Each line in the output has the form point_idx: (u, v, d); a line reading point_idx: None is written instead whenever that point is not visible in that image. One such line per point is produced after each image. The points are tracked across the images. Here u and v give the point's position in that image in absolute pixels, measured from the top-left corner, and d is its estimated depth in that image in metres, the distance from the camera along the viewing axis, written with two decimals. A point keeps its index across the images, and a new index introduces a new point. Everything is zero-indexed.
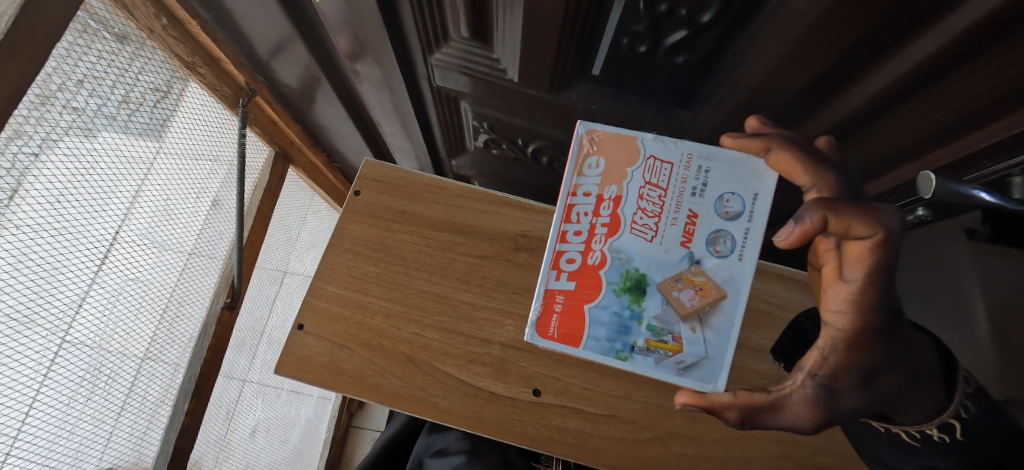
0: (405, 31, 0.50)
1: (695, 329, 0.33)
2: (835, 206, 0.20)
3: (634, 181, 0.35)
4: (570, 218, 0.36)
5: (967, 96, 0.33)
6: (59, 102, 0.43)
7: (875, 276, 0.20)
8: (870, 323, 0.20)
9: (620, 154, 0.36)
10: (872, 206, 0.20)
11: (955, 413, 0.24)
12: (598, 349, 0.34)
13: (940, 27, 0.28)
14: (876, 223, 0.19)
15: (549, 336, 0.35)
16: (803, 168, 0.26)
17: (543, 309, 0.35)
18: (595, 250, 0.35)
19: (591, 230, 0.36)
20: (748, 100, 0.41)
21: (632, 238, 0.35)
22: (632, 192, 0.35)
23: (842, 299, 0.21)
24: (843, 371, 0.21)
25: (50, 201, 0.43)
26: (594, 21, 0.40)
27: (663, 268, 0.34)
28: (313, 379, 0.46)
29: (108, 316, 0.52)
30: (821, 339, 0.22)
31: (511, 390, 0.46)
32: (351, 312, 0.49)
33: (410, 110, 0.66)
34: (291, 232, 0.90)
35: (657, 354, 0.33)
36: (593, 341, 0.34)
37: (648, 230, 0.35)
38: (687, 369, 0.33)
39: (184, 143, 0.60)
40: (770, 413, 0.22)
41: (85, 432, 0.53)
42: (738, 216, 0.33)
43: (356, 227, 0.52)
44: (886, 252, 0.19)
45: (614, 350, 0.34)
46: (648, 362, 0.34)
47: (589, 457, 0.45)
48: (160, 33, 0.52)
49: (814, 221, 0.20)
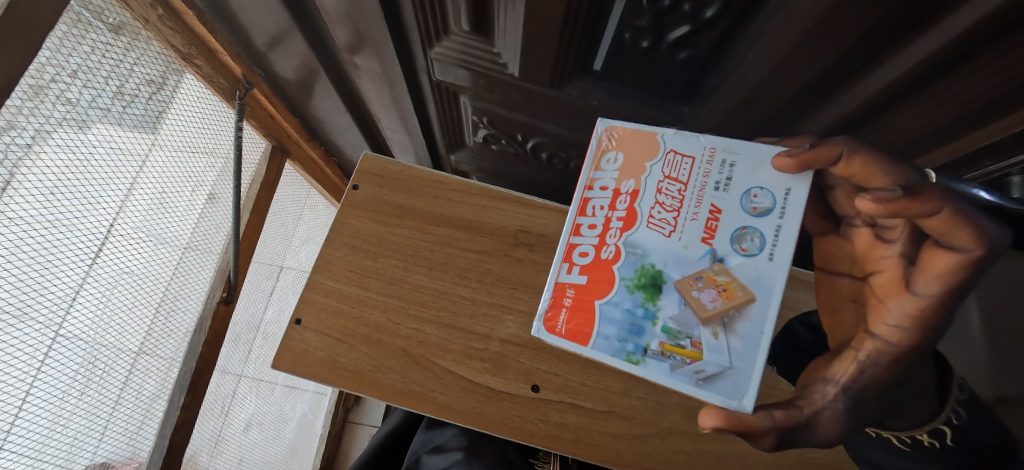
0: (405, 24, 0.49)
1: (718, 335, 0.30)
2: (948, 203, 0.21)
3: (653, 175, 0.35)
4: (586, 212, 0.37)
5: (969, 94, 0.33)
6: (53, 94, 0.43)
7: (947, 295, 0.21)
8: (922, 340, 0.22)
9: (638, 150, 0.37)
10: (985, 221, 0.21)
11: (946, 420, 0.23)
12: (606, 349, 0.32)
13: (944, 23, 0.28)
14: (982, 240, 0.21)
15: (556, 332, 0.34)
16: (884, 165, 0.25)
17: (553, 302, 0.35)
18: (609, 245, 0.35)
19: (607, 223, 0.36)
20: (751, 96, 0.41)
21: (648, 232, 0.34)
22: (652, 186, 0.35)
23: (903, 314, 0.22)
24: (872, 383, 0.24)
25: (43, 192, 0.43)
26: (596, 15, 0.39)
27: (681, 265, 0.32)
28: (311, 374, 0.45)
29: (103, 310, 0.51)
30: (863, 352, 0.24)
31: (510, 386, 0.46)
32: (349, 306, 0.48)
33: (409, 104, 0.66)
34: (288, 226, 0.90)
35: (672, 360, 0.30)
36: (602, 340, 0.32)
37: (666, 224, 0.34)
38: (708, 380, 0.29)
39: (180, 137, 0.60)
40: (804, 430, 0.27)
41: (79, 426, 0.52)
42: (768, 212, 0.31)
43: (355, 221, 0.51)
44: (972, 270, 0.21)
45: (625, 351, 0.31)
46: (662, 369, 0.30)
47: (587, 452, 0.45)
48: (156, 23, 0.51)
49: (918, 207, 0.22)
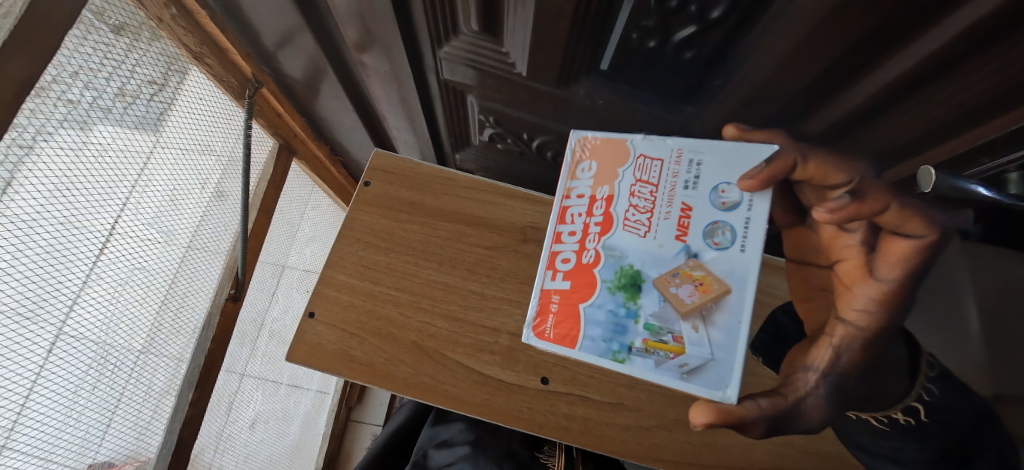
0: (415, 24, 0.50)
1: (698, 328, 0.30)
2: (899, 199, 0.23)
3: (625, 179, 0.37)
4: (565, 219, 0.38)
5: (969, 91, 0.34)
6: (55, 93, 0.43)
7: (907, 277, 0.23)
8: (889, 321, 0.23)
9: (610, 153, 0.38)
10: (935, 208, 0.23)
11: (916, 395, 0.23)
12: (593, 350, 0.33)
13: (943, 23, 0.30)
14: (932, 224, 0.23)
15: (546, 337, 0.35)
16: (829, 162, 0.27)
17: (541, 309, 0.36)
18: (589, 249, 0.36)
19: (585, 229, 0.37)
20: (755, 94, 0.42)
21: (625, 234, 0.35)
22: (624, 188, 0.36)
23: (869, 299, 0.24)
24: (851, 367, 0.24)
25: (45, 192, 0.43)
26: (604, 15, 0.40)
27: (658, 264, 0.33)
28: (324, 366, 0.46)
29: (107, 308, 0.52)
30: (837, 337, 0.25)
31: (519, 378, 0.47)
32: (362, 301, 0.48)
33: (416, 103, 0.67)
34: (292, 224, 0.91)
35: (657, 356, 0.31)
36: (589, 342, 0.33)
37: (642, 225, 0.35)
38: (692, 373, 0.30)
39: (184, 136, 0.60)
40: (791, 417, 0.27)
41: (88, 421, 0.52)
42: (735, 206, 0.31)
43: (367, 217, 0.52)
44: (928, 252, 0.23)
45: (610, 351, 0.33)
46: (648, 365, 0.31)
47: (595, 442, 0.46)
48: (169, 22, 0.52)
49: (873, 203, 0.24)
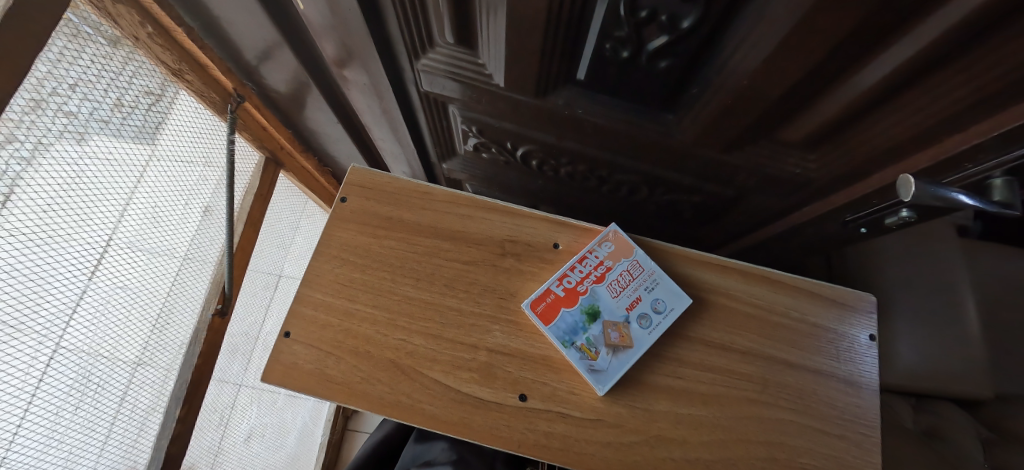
0: (391, 36, 0.50)
1: None
2: None
3: (626, 263, 0.52)
4: (586, 259, 0.51)
5: (948, 97, 0.33)
6: (51, 106, 0.43)
7: None
8: None
9: (626, 243, 0.52)
10: None
11: None
12: (555, 334, 0.48)
13: (912, 33, 0.29)
14: None
15: (535, 309, 0.49)
16: None
17: (542, 293, 0.49)
18: (585, 285, 0.50)
19: (590, 273, 0.51)
20: (732, 104, 0.42)
21: (605, 289, 0.50)
22: (618, 270, 0.51)
23: None
24: None
25: (41, 207, 0.43)
26: (577, 28, 0.40)
27: (611, 312, 0.49)
28: (300, 387, 0.46)
29: (99, 323, 0.52)
30: None
31: (498, 395, 0.46)
32: (338, 319, 0.48)
33: (398, 115, 0.66)
34: (284, 237, 0.90)
35: (582, 354, 0.47)
36: (555, 328, 0.48)
37: (615, 289, 0.50)
38: (594, 368, 0.47)
39: (177, 149, 0.60)
40: None
41: (74, 440, 0.52)
42: None
43: (344, 234, 0.52)
44: None
45: (563, 338, 0.48)
46: (575, 357, 0.47)
47: (577, 461, 0.45)
48: (146, 40, 0.52)
49: None
